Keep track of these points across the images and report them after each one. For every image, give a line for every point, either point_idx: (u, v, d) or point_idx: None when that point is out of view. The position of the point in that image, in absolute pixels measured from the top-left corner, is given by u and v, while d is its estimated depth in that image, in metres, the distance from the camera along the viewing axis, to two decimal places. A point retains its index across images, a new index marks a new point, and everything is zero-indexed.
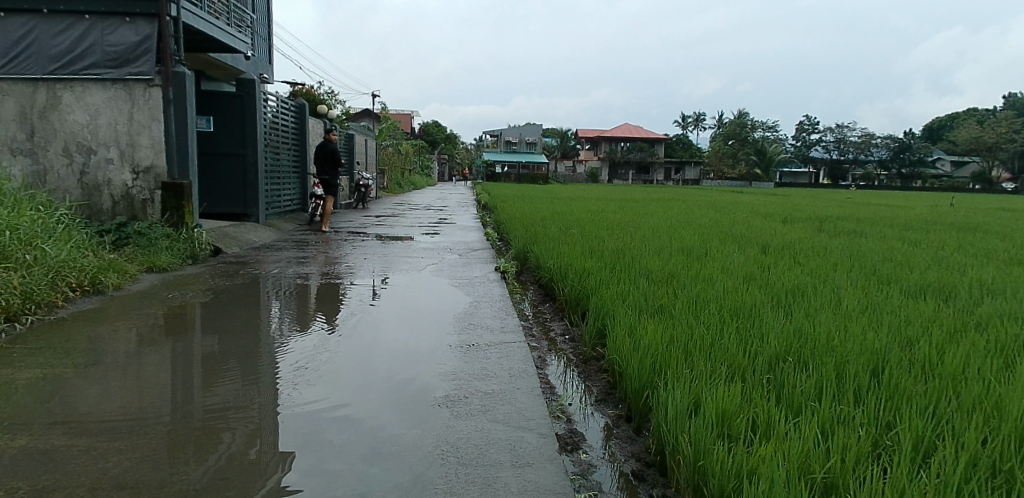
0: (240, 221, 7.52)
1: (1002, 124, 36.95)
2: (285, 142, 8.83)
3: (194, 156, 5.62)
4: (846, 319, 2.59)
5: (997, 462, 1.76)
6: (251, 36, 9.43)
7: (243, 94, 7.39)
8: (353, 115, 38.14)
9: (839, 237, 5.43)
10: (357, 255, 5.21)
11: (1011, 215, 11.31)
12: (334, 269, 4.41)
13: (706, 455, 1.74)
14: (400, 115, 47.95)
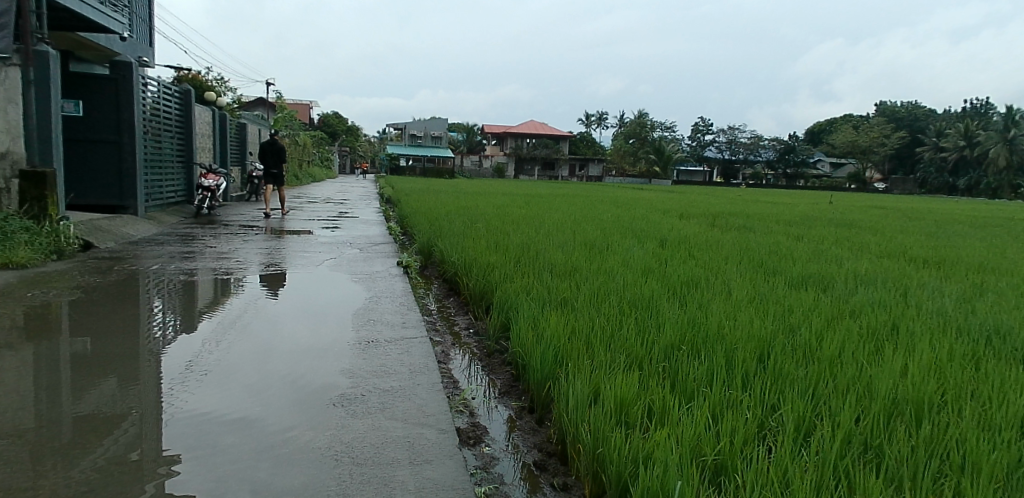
0: (116, 214, 7.03)
1: (872, 130, 40.43)
2: (168, 130, 8.32)
3: (56, 140, 5.22)
4: (737, 308, 2.73)
5: (867, 439, 1.92)
6: (129, 16, 8.79)
7: (119, 77, 6.90)
8: (247, 104, 36.29)
9: (729, 231, 5.74)
10: (249, 249, 4.97)
11: (873, 211, 12.44)
12: (223, 264, 4.19)
13: (604, 442, 1.78)
14: (298, 106, 46.14)
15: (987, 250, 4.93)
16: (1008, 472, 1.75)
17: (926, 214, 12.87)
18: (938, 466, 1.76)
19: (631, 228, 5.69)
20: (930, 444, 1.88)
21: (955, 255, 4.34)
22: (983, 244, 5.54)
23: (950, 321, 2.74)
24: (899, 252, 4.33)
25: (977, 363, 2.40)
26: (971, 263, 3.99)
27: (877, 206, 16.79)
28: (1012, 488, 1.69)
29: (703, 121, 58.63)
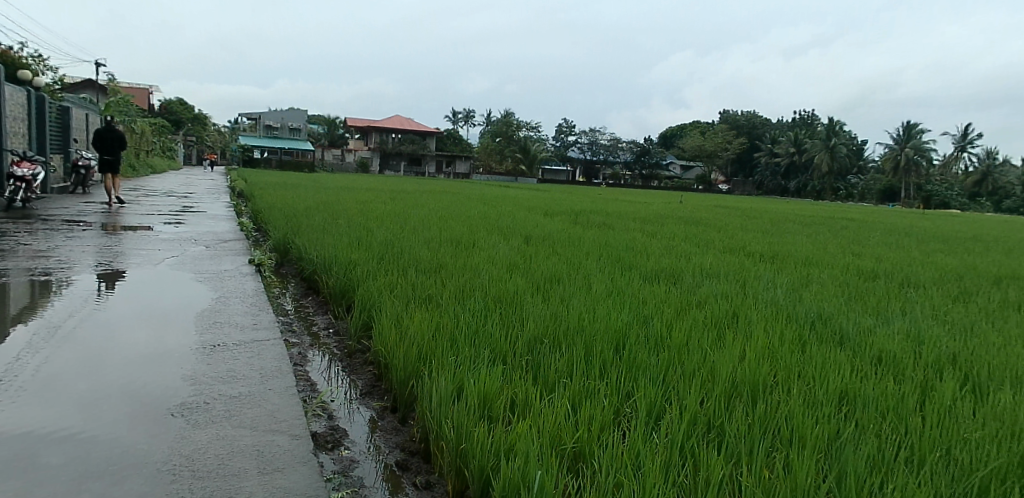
0: None
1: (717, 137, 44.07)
2: None
3: None
4: (595, 302, 2.85)
5: (711, 419, 2.07)
6: None
7: None
8: (73, 86, 32.47)
9: (590, 228, 5.99)
10: (74, 247, 4.45)
11: (713, 210, 13.57)
12: (41, 264, 3.72)
13: (467, 437, 1.77)
14: (136, 92, 41.90)
15: (810, 245, 5.55)
16: (827, 442, 1.97)
17: (758, 213, 14.26)
18: (770, 440, 1.94)
19: (496, 224, 5.77)
20: (764, 422, 2.07)
21: (784, 250, 4.84)
22: (806, 241, 6.24)
23: (781, 309, 3.04)
24: (738, 248, 4.75)
25: (802, 345, 2.68)
26: (797, 257, 4.46)
27: (718, 205, 18.36)
28: (830, 456, 1.90)
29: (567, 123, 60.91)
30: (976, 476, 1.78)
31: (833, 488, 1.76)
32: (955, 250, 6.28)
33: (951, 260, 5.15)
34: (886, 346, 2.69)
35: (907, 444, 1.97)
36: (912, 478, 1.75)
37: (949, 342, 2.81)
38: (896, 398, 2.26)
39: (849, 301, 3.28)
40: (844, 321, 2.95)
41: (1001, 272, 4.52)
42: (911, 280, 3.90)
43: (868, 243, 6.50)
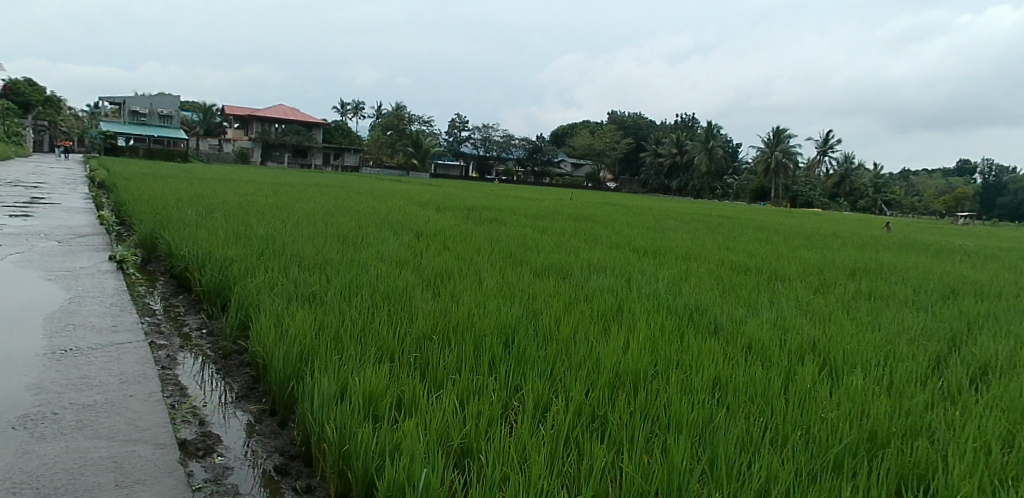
0: None
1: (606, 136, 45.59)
2: None
3: None
4: (486, 297, 2.87)
5: (595, 410, 2.14)
6: None
7: None
8: None
9: (482, 224, 6.02)
10: None
11: (600, 207, 14.04)
12: None
13: (351, 438, 1.73)
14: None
15: (690, 241, 5.89)
16: (701, 426, 2.09)
17: (644, 210, 14.92)
18: (650, 427, 2.04)
19: (386, 219, 5.67)
20: (645, 411, 2.17)
21: (667, 246, 5.10)
22: (687, 236, 6.62)
23: (663, 302, 3.20)
24: (625, 244, 4.95)
25: (680, 335, 2.84)
26: (678, 252, 4.72)
27: (607, 202, 19.06)
28: (703, 440, 2.02)
29: (461, 118, 60.79)
30: (828, 452, 1.97)
31: (706, 470, 1.87)
32: (816, 245, 6.90)
33: (812, 254, 5.65)
34: (755, 334, 2.91)
35: (771, 425, 2.14)
36: (773, 456, 1.90)
37: (808, 329, 3.08)
38: (762, 383, 2.45)
39: (723, 293, 3.51)
40: (718, 312, 3.15)
41: (854, 265, 5.02)
42: (777, 273, 4.24)
43: (742, 239, 6.99)
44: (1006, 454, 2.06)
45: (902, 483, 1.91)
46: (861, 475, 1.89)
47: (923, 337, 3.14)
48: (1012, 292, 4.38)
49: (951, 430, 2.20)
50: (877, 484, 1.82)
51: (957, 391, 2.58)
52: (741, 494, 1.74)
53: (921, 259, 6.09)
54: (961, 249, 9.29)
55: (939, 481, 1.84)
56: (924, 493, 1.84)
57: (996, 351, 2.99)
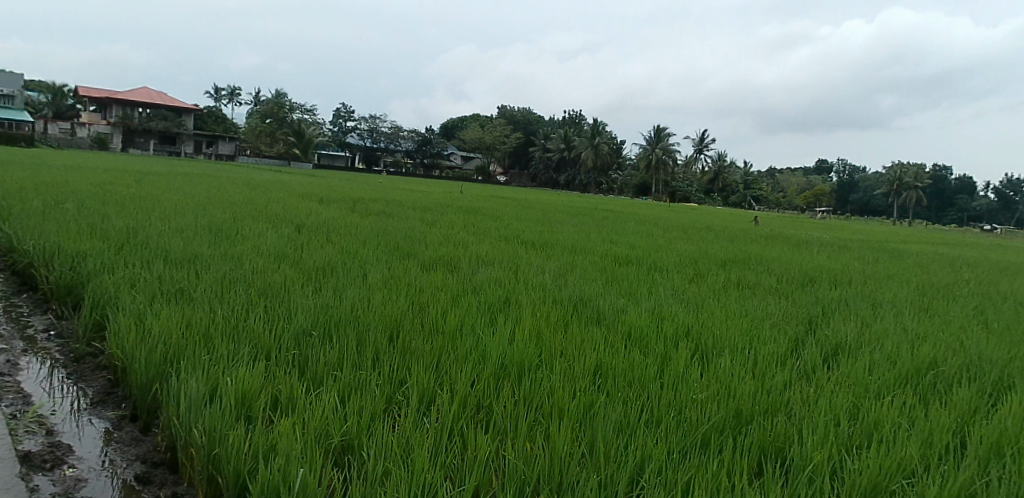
0: None
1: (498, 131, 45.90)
2: None
3: None
4: (370, 291, 2.82)
5: (481, 400, 2.17)
6: None
7: None
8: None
9: (369, 216, 5.90)
10: None
11: (489, 201, 14.12)
12: None
13: (221, 442, 1.65)
14: None
15: (577, 234, 6.07)
16: (582, 412, 2.17)
17: (535, 204, 15.20)
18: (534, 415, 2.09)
19: (267, 211, 5.42)
20: (529, 399, 2.22)
21: (554, 239, 5.23)
22: (576, 230, 6.82)
23: (548, 293, 3.28)
24: (513, 237, 5.02)
25: (565, 325, 2.92)
26: (565, 244, 4.86)
27: (500, 196, 19.24)
28: (585, 425, 2.10)
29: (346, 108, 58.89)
30: (697, 431, 2.11)
31: (586, 454, 1.95)
32: (694, 238, 7.34)
33: (689, 246, 6.00)
34: (634, 322, 3.05)
35: (647, 407, 2.26)
36: (648, 437, 2.01)
37: (683, 316, 3.27)
38: (640, 369, 2.57)
39: (606, 284, 3.66)
40: (601, 302, 3.28)
41: (726, 256, 5.39)
42: (656, 265, 4.47)
43: (625, 232, 7.30)
44: (849, 424, 2.30)
45: (762, 455, 2.09)
46: (726, 451, 2.04)
47: (783, 321, 3.44)
48: (857, 279, 4.89)
49: (804, 405, 2.42)
50: (739, 458, 1.98)
51: (811, 370, 2.84)
52: (618, 474, 1.83)
53: (784, 250, 6.65)
54: (819, 241, 10.18)
55: (793, 452, 2.03)
56: (780, 464, 2.01)
57: (843, 332, 3.33)
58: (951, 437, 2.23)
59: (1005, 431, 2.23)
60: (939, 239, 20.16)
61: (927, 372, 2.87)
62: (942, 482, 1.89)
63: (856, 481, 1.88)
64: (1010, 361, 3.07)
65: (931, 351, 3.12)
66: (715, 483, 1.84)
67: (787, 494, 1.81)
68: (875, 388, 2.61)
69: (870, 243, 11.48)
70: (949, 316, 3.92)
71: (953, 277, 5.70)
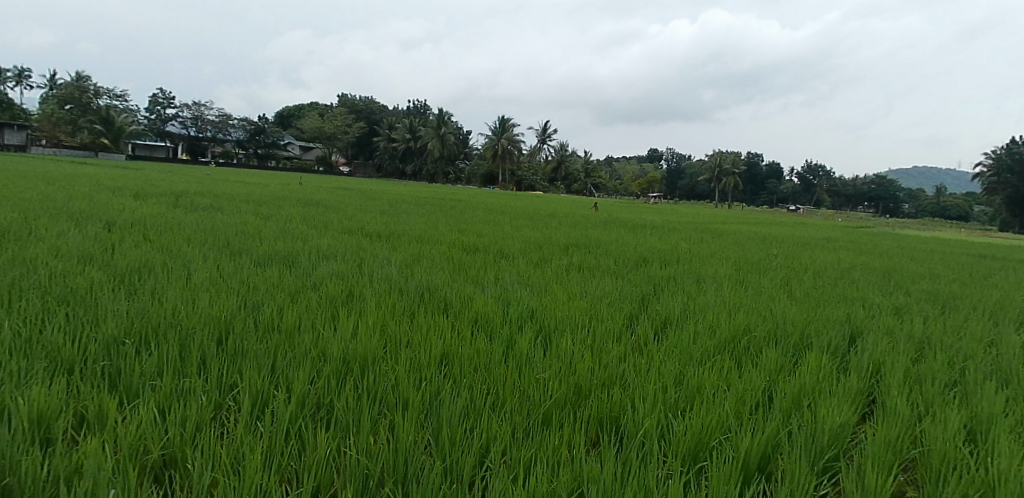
0: None
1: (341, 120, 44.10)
2: None
3: None
4: (196, 292, 2.63)
5: (322, 398, 2.10)
6: None
7: None
8: None
9: (196, 211, 5.47)
10: None
11: (332, 192, 13.65)
12: None
13: (12, 470, 1.47)
14: None
15: (425, 225, 6.06)
16: (428, 401, 2.18)
17: (386, 195, 14.94)
18: (378, 408, 2.06)
19: (69, 209, 4.83)
20: (373, 392, 2.18)
21: (402, 231, 5.19)
22: (426, 220, 6.81)
23: (393, 286, 3.24)
24: (357, 229, 4.90)
25: (411, 315, 2.90)
26: (412, 236, 4.84)
27: (351, 187, 18.67)
28: (431, 413, 2.11)
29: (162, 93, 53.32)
30: (540, 410, 2.20)
31: (432, 442, 1.96)
32: (539, 225, 7.62)
33: (533, 232, 6.22)
34: (481, 307, 3.10)
35: (492, 391, 2.31)
36: (493, 420, 2.06)
37: (528, 299, 3.38)
38: (486, 352, 2.62)
39: (453, 272, 3.70)
40: (447, 291, 3.30)
41: (567, 241, 5.66)
42: (503, 253, 4.57)
43: (475, 221, 7.41)
44: (677, 389, 2.51)
45: (599, 426, 2.23)
46: (567, 425, 2.15)
47: (619, 300, 3.68)
48: (685, 257, 5.36)
49: (639, 375, 2.60)
50: (577, 430, 2.09)
51: (644, 342, 3.06)
52: (463, 460, 1.87)
53: (622, 234, 7.12)
54: (652, 224, 11.02)
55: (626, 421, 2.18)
56: (615, 433, 2.15)
57: (671, 306, 3.64)
58: (762, 392, 2.51)
59: (803, 383, 2.55)
60: (754, 219, 22.68)
61: (741, 338, 3.21)
62: (750, 434, 2.13)
63: (680, 441, 2.07)
64: (805, 323, 3.53)
65: (745, 319, 3.49)
66: (556, 458, 1.93)
67: (621, 459, 1.95)
68: (698, 356, 2.88)
69: (697, 224, 12.63)
70: (758, 287, 4.44)
71: (763, 252, 6.44)
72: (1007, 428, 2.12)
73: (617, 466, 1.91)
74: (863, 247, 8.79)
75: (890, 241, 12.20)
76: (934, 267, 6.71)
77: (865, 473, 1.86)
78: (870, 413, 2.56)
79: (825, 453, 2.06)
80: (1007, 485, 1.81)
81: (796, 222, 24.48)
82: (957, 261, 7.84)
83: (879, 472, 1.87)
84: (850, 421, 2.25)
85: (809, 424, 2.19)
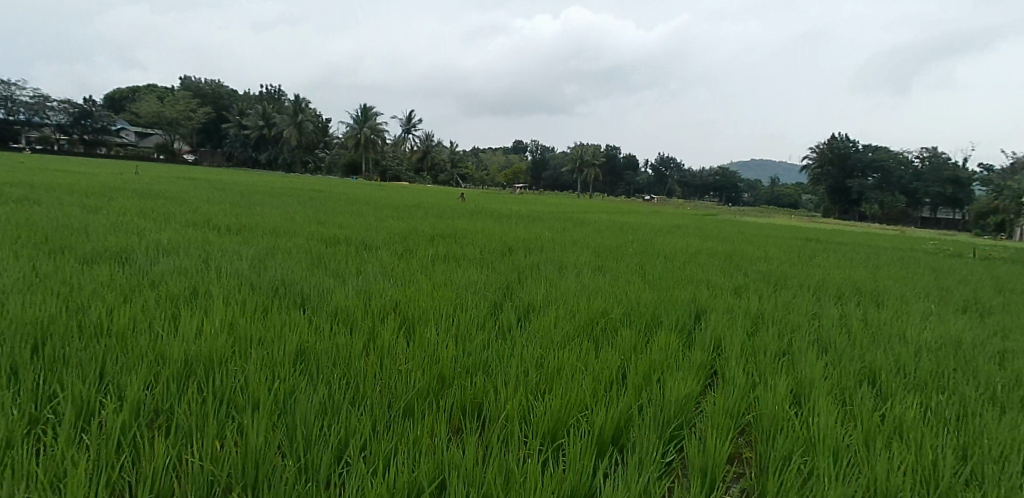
0: None
1: (190, 105, 40.71)
2: None
3: None
4: (6, 296, 2.37)
5: (160, 404, 1.95)
6: None
7: None
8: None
9: (10, 204, 4.89)
10: None
11: (177, 184, 12.70)
12: None
13: None
14: None
15: (284, 217, 5.79)
16: (281, 399, 2.06)
17: (244, 187, 14.07)
18: (225, 410, 1.93)
19: None
20: (221, 394, 2.04)
21: (257, 225, 4.95)
22: (285, 213, 6.50)
23: (244, 282, 3.09)
24: (205, 224, 4.66)
25: (264, 312, 2.76)
26: (268, 231, 4.61)
27: (203, 178, 17.36)
28: (285, 411, 2.00)
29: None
30: (401, 399, 2.13)
31: (286, 442, 1.86)
32: (405, 216, 7.56)
33: (398, 224, 6.17)
34: (341, 301, 3.01)
35: (351, 384, 2.22)
36: (351, 413, 1.99)
37: (391, 291, 3.34)
38: (346, 345, 2.51)
39: (311, 266, 3.60)
40: (305, 285, 3.18)
41: (431, 232, 5.67)
42: (366, 244, 4.56)
43: (340, 213, 7.19)
44: (538, 371, 2.53)
45: (462, 412, 2.20)
46: (428, 413, 2.10)
47: (484, 289, 3.73)
48: (548, 246, 5.55)
49: (501, 360, 2.60)
50: (439, 418, 2.04)
51: (507, 329, 3.11)
52: (319, 457, 1.79)
53: (489, 224, 7.24)
54: (518, 214, 11.31)
55: (489, 405, 2.18)
56: (478, 418, 2.13)
57: (534, 293, 3.75)
58: (617, 371, 2.60)
59: (654, 359, 2.70)
60: (616, 209, 23.93)
61: (599, 321, 3.36)
62: (606, 409, 2.19)
63: (539, 422, 2.09)
64: (656, 304, 3.79)
65: (601, 303, 3.68)
66: (417, 447, 1.88)
67: (481, 444, 1.93)
68: (558, 338, 2.97)
69: (563, 214, 13.10)
70: (616, 273, 4.70)
71: (620, 239, 6.83)
72: (826, 390, 2.36)
73: (479, 450, 1.88)
74: (710, 233, 9.58)
75: (733, 228, 13.39)
76: (768, 250, 7.47)
77: (709, 437, 1.97)
78: (714, 383, 2.76)
79: (672, 423, 2.15)
80: (826, 440, 1.97)
81: (655, 211, 26.13)
82: (787, 244, 8.77)
83: (720, 436, 2.01)
84: (695, 392, 2.40)
85: (659, 397, 2.30)
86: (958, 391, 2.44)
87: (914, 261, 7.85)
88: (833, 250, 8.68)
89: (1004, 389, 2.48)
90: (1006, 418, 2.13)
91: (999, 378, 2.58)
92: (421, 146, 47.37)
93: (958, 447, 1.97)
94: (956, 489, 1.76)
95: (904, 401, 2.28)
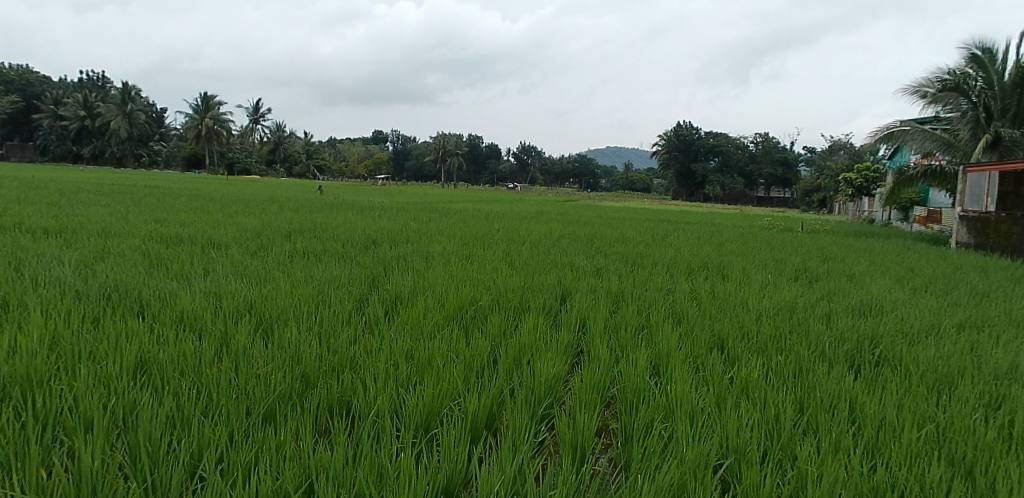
0: None
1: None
2: None
3: None
4: None
5: None
6: None
7: None
8: None
9: None
10: None
11: None
12: None
13: None
14: None
15: (113, 217, 5.22)
16: (119, 416, 1.85)
17: (61, 184, 12.48)
18: (50, 435, 1.71)
19: None
20: (43, 418, 1.80)
21: (79, 226, 4.42)
22: (114, 211, 5.86)
23: (68, 291, 2.76)
24: (16, 228, 4.10)
25: (94, 323, 2.48)
26: (95, 233, 4.15)
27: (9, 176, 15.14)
28: (125, 428, 1.80)
29: None
30: (262, 405, 1.99)
31: (127, 463, 1.67)
32: (257, 211, 7.11)
33: (249, 220, 5.80)
34: (186, 306, 2.77)
35: (205, 393, 2.05)
36: (205, 424, 1.83)
37: (245, 291, 3.13)
38: (194, 352, 2.31)
39: (150, 269, 3.29)
40: (143, 291, 2.89)
41: (288, 227, 5.39)
42: (213, 242, 4.26)
43: (182, 210, 6.61)
44: (409, 364, 2.48)
45: (330, 411, 2.09)
46: (292, 417, 1.98)
47: (347, 284, 3.60)
48: (414, 237, 5.48)
49: (369, 355, 2.51)
50: (305, 421, 1.94)
51: (374, 323, 3.01)
52: (168, 473, 1.64)
53: (351, 217, 7.01)
54: (381, 205, 11.04)
55: (358, 402, 2.10)
56: (346, 417, 2.04)
57: (401, 285, 3.69)
58: (488, 357, 2.62)
59: (524, 342, 2.75)
60: (480, 197, 24.17)
61: (468, 308, 3.37)
62: (478, 396, 2.19)
63: (412, 414, 2.04)
64: (524, 289, 3.87)
65: (470, 291, 3.68)
66: (281, 452, 1.77)
67: (352, 441, 1.86)
68: (426, 328, 2.93)
69: (428, 205, 12.94)
70: (483, 260, 4.74)
71: (484, 227, 6.90)
72: (680, 361, 2.53)
73: (348, 448, 1.81)
74: (572, 219, 9.95)
75: (592, 212, 13.99)
76: (625, 233, 7.90)
77: (578, 414, 2.04)
78: (581, 360, 2.87)
79: (543, 403, 2.20)
80: (682, 406, 2.11)
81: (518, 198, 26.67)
82: (642, 226, 9.31)
83: (588, 411, 2.09)
84: (563, 372, 2.48)
85: (528, 380, 2.34)
86: (793, 351, 2.72)
87: (752, 237, 8.63)
88: (680, 230, 9.37)
89: (829, 347, 2.81)
90: (833, 372, 2.40)
91: (826, 337, 2.91)
92: (276, 138, 44.72)
93: (795, 401, 2.19)
94: (795, 438, 1.94)
95: (749, 364, 2.50)
